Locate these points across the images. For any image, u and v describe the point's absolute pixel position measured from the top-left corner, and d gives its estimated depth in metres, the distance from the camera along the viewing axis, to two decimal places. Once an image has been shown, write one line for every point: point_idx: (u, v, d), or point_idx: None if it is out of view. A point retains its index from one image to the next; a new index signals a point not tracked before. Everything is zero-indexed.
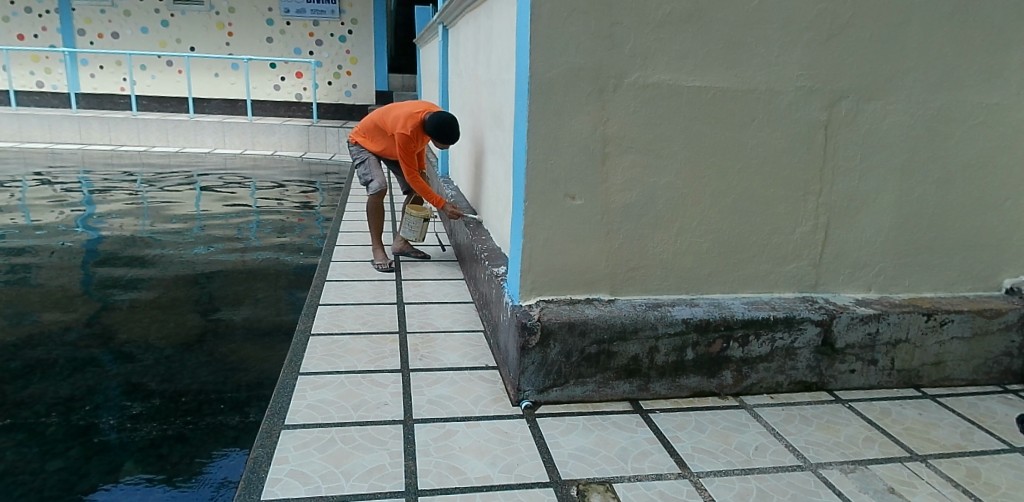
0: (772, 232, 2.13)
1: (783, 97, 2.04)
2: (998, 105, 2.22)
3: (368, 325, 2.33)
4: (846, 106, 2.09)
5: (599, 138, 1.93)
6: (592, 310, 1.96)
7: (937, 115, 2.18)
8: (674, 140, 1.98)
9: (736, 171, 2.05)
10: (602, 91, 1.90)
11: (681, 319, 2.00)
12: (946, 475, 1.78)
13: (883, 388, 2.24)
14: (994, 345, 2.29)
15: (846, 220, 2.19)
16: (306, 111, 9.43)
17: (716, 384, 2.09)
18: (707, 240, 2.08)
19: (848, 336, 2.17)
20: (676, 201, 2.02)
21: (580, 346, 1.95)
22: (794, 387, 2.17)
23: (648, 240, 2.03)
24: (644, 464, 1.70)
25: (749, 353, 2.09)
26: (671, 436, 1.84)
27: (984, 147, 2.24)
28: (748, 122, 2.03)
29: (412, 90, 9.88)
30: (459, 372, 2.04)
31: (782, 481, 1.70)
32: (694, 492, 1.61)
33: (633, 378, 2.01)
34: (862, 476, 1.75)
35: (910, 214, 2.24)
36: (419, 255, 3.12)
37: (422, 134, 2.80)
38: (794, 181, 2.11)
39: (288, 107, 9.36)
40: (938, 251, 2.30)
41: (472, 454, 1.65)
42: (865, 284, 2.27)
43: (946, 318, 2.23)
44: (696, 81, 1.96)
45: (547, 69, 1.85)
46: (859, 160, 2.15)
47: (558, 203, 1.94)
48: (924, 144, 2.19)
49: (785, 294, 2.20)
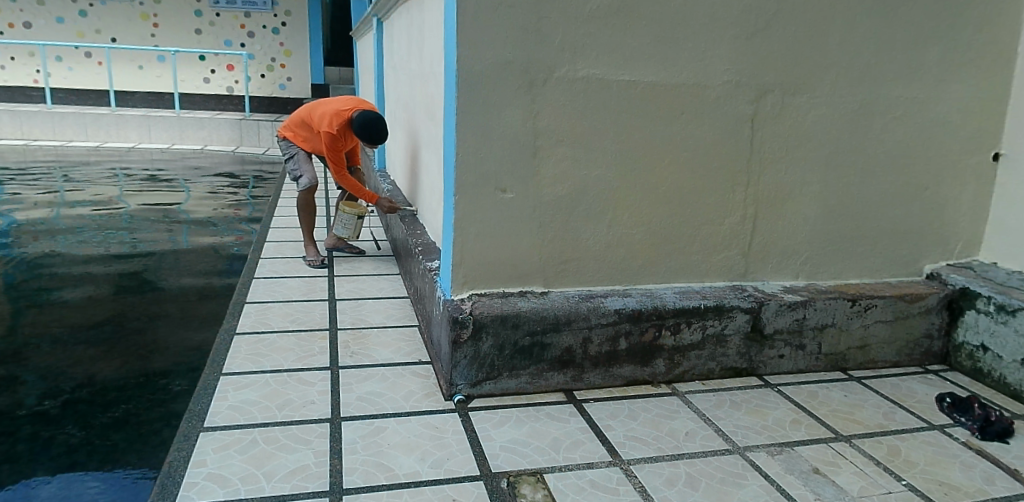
0: (703, 223, 2.18)
1: (711, 91, 2.08)
2: (916, 99, 2.31)
3: (298, 323, 2.29)
4: (771, 100, 2.15)
5: (530, 131, 1.94)
6: (525, 303, 1.98)
7: (860, 108, 2.26)
8: (605, 134, 2.01)
9: (666, 163, 2.09)
10: (531, 84, 1.91)
11: (615, 309, 2.03)
12: (868, 454, 1.85)
13: (811, 372, 2.33)
14: (915, 327, 2.40)
15: (772, 210, 2.25)
16: (239, 105, 9.20)
17: (649, 373, 2.13)
18: (639, 232, 2.12)
19: (777, 323, 2.24)
20: (608, 193, 2.05)
21: (512, 339, 1.96)
22: (725, 373, 2.23)
23: (582, 233, 2.05)
24: (575, 454, 1.72)
25: (681, 341, 2.14)
26: (603, 425, 1.87)
27: (904, 139, 2.33)
28: (677, 115, 2.07)
29: (351, 83, 9.77)
30: (390, 369, 2.03)
31: (711, 465, 1.74)
32: (625, 480, 1.64)
33: (567, 368, 2.04)
34: (788, 457, 1.81)
35: (835, 204, 2.32)
36: (354, 251, 3.09)
37: (349, 131, 2.77)
38: (722, 172, 2.16)
39: (219, 100, 9.10)
40: (862, 239, 2.39)
41: (401, 450, 1.64)
42: (792, 271, 2.35)
43: (869, 303, 2.32)
44: (626, 75, 1.99)
45: (475, 62, 1.85)
46: (785, 153, 2.21)
47: (489, 197, 1.94)
48: (848, 136, 2.27)
49: (716, 283, 2.26)
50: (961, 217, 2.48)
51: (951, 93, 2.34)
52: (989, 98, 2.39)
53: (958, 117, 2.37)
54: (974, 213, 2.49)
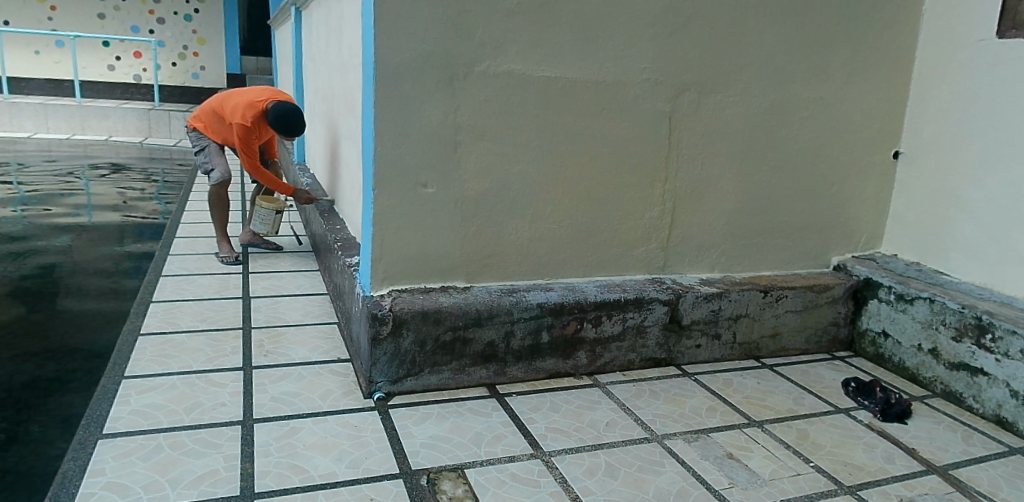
0: (624, 217, 2.23)
1: (630, 88, 2.12)
2: (823, 99, 2.42)
3: (208, 322, 2.21)
4: (688, 98, 2.21)
5: (450, 126, 1.93)
6: (447, 298, 1.97)
7: (771, 108, 2.35)
8: (527, 129, 2.02)
9: (587, 158, 2.12)
10: (452, 79, 1.90)
11: (536, 303, 2.05)
12: (779, 438, 1.94)
13: (726, 361, 2.41)
14: (823, 316, 2.52)
15: (689, 205, 2.32)
16: (147, 94, 8.78)
17: (571, 365, 2.16)
18: (560, 226, 2.14)
19: (694, 313, 2.30)
20: (530, 188, 2.06)
21: (434, 334, 1.95)
22: (644, 363, 2.28)
23: (504, 228, 2.06)
24: (496, 448, 1.73)
25: (602, 333, 2.17)
26: (526, 418, 1.89)
27: (812, 137, 2.44)
28: (597, 111, 2.10)
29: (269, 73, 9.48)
30: (307, 368, 1.98)
31: (629, 454, 1.78)
32: (545, 472, 1.66)
33: (489, 363, 2.04)
34: (704, 444, 1.87)
35: (748, 199, 2.41)
36: (271, 247, 3.01)
37: (263, 124, 2.69)
38: (641, 168, 2.20)
39: (125, 89, 8.65)
40: (774, 233, 2.49)
41: (318, 451, 1.61)
42: (709, 264, 2.42)
43: (781, 293, 2.42)
44: (546, 71, 2.00)
45: (393, 55, 1.82)
46: (701, 149, 2.28)
47: (409, 191, 1.92)
48: (760, 134, 2.36)
49: (636, 276, 2.30)
50: (865, 212, 2.62)
51: (855, 94, 2.47)
52: (890, 99, 2.53)
53: (862, 117, 2.50)
54: (877, 208, 2.63)
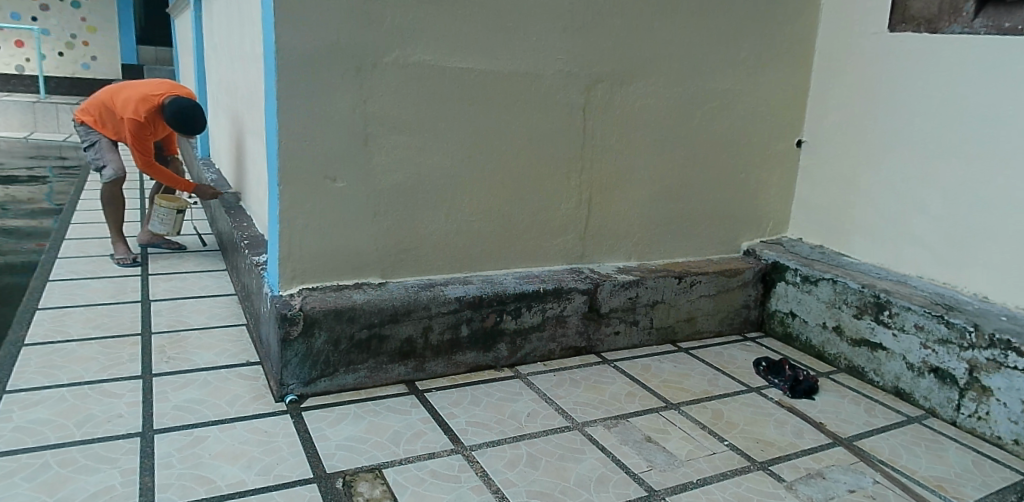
0: (541, 209, 2.23)
1: (543, 80, 2.13)
2: (730, 91, 2.50)
3: (102, 329, 2.09)
4: (601, 90, 2.24)
5: (359, 118, 1.88)
6: (361, 295, 1.93)
7: (682, 99, 2.40)
8: (441, 121, 1.99)
9: (503, 150, 2.11)
10: (360, 70, 1.85)
11: (454, 297, 2.03)
12: (695, 419, 1.99)
13: (644, 346, 2.46)
14: (734, 299, 2.61)
15: (605, 195, 2.35)
16: (32, 85, 8.20)
17: (492, 358, 2.15)
18: (477, 219, 2.13)
19: (612, 302, 2.34)
20: (446, 180, 2.04)
21: (348, 333, 1.90)
22: (565, 353, 2.30)
23: (419, 221, 2.03)
24: (416, 445, 1.71)
25: (522, 324, 2.17)
26: (445, 413, 1.87)
27: (720, 127, 2.52)
28: (511, 103, 2.09)
29: (169, 63, 9.02)
30: (213, 373, 1.90)
31: (550, 443, 1.79)
32: (466, 466, 1.65)
33: (408, 359, 2.01)
34: (622, 429, 1.90)
35: (662, 188, 2.46)
36: (173, 246, 2.88)
37: (157, 120, 2.56)
38: (557, 159, 2.22)
39: (7, 80, 8.06)
40: (686, 220, 2.56)
41: (225, 460, 1.55)
42: (625, 253, 2.46)
43: (694, 279, 2.50)
44: (458, 62, 1.98)
45: (297, 44, 1.76)
46: (615, 140, 2.31)
47: (317, 186, 1.86)
48: (672, 125, 2.41)
49: (555, 267, 2.32)
50: (772, 198, 2.73)
51: (760, 85, 2.56)
52: (792, 90, 2.64)
53: (767, 107, 2.60)
54: (782, 195, 2.75)
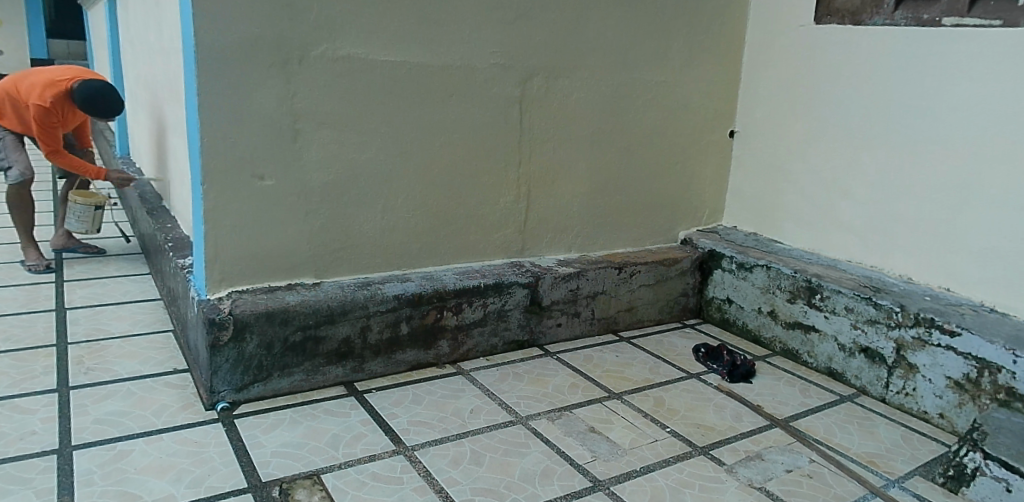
0: (480, 203, 2.21)
1: (478, 73, 2.10)
2: (664, 83, 2.53)
3: (12, 341, 1.97)
4: (537, 83, 2.23)
5: (287, 112, 1.82)
6: (294, 296, 1.87)
7: (617, 91, 2.42)
8: (373, 115, 1.95)
9: (439, 144, 2.08)
10: (286, 64, 1.79)
11: (392, 295, 1.99)
12: (637, 408, 2.01)
13: (587, 337, 2.47)
14: (673, 288, 2.65)
15: (543, 188, 2.34)
16: None
17: (433, 355, 2.12)
18: (414, 215, 2.09)
19: (553, 294, 2.33)
20: (381, 176, 2.00)
21: (282, 336, 1.85)
22: (508, 347, 2.28)
23: (354, 219, 1.98)
24: (356, 449, 1.67)
25: (463, 320, 2.15)
26: (386, 414, 1.84)
27: (655, 119, 2.55)
28: (446, 97, 2.06)
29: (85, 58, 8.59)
30: (137, 383, 1.81)
31: (494, 439, 1.78)
32: (408, 467, 1.62)
33: (346, 360, 1.96)
34: (566, 421, 1.91)
35: (600, 180, 2.47)
36: (91, 250, 2.74)
37: (63, 105, 2.48)
38: (494, 152, 2.20)
39: None
40: (624, 211, 2.58)
41: (152, 474, 1.48)
42: (565, 245, 2.47)
43: (634, 269, 2.52)
44: (390, 55, 1.94)
45: (217, 37, 1.69)
46: (553, 133, 2.31)
47: (244, 185, 1.79)
48: (608, 117, 2.43)
49: (495, 261, 2.30)
50: (706, 188, 2.78)
51: (693, 77, 2.60)
52: (724, 82, 2.69)
53: (700, 99, 2.64)
54: (717, 185, 2.80)
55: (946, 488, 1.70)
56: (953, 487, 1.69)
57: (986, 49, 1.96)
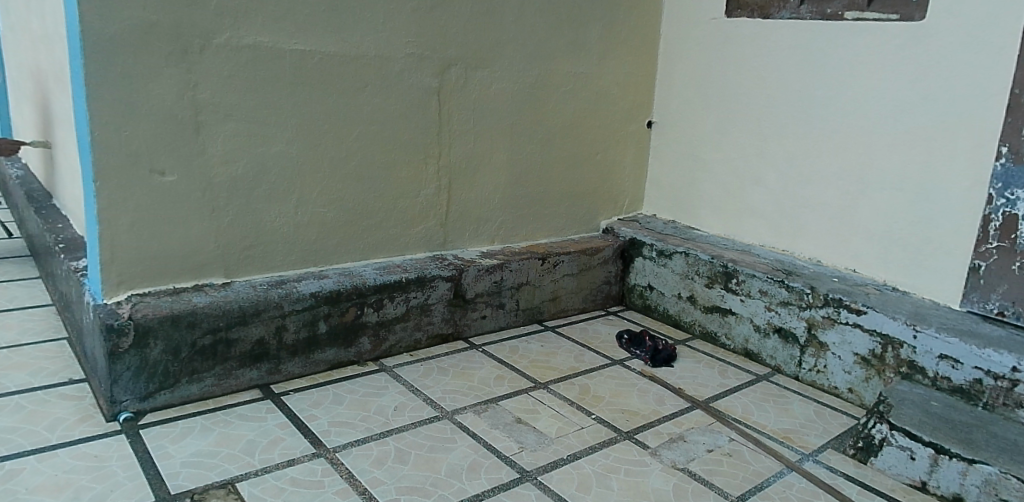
0: (398, 197, 2.17)
1: (393, 63, 2.06)
2: (582, 73, 2.55)
3: None
4: (454, 74, 2.20)
5: (188, 104, 1.72)
6: (202, 298, 1.78)
7: (536, 83, 2.42)
8: (284, 107, 1.87)
9: (354, 137, 2.02)
10: (186, 52, 1.70)
11: (309, 293, 1.93)
12: (563, 396, 2.02)
13: (511, 328, 2.46)
14: (595, 276, 2.68)
15: (464, 180, 2.32)
16: None
17: (354, 353, 2.07)
18: (330, 210, 2.03)
19: (477, 287, 2.32)
20: (293, 170, 1.92)
21: (190, 340, 1.76)
22: (432, 341, 2.25)
23: (265, 215, 1.90)
24: (273, 454, 1.60)
25: (384, 315, 2.10)
26: (306, 416, 1.78)
27: (574, 109, 2.56)
28: (360, 89, 2.00)
29: None
30: (27, 396, 1.69)
31: (419, 435, 1.75)
32: (330, 470, 1.57)
33: (261, 362, 1.89)
34: (493, 413, 1.90)
35: (521, 170, 2.47)
36: None
37: None
38: (412, 144, 2.16)
39: None
40: (546, 202, 2.59)
41: (46, 493, 1.38)
42: (488, 237, 2.45)
43: (557, 259, 2.53)
44: (301, 44, 1.87)
45: (107, 23, 1.58)
46: (472, 124, 2.29)
47: (143, 182, 1.69)
48: (527, 108, 2.42)
49: (417, 255, 2.26)
50: (626, 178, 2.82)
51: (610, 67, 2.62)
52: (641, 72, 2.73)
53: (617, 89, 2.67)
54: (636, 174, 2.85)
55: (856, 459, 1.78)
56: (862, 458, 1.77)
57: (883, 41, 2.06)
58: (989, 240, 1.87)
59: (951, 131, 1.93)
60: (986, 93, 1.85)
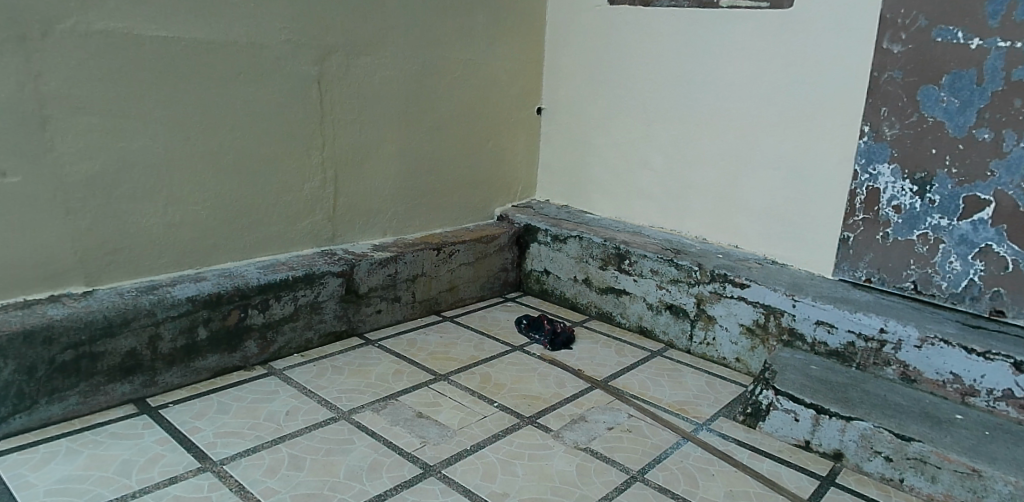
0: (280, 191, 2.05)
1: (269, 51, 1.94)
2: (469, 60, 2.51)
3: None
4: (335, 61, 2.11)
5: (31, 97, 1.56)
6: (59, 309, 1.62)
7: (423, 70, 2.36)
8: (146, 98, 1.73)
9: (228, 129, 1.90)
10: (24, 39, 1.53)
11: (184, 297, 1.79)
12: (464, 386, 2.00)
13: (408, 321, 2.41)
14: (492, 264, 2.67)
15: (352, 171, 2.23)
16: None
17: (240, 358, 1.95)
18: (205, 207, 1.90)
19: (370, 281, 2.24)
20: (160, 166, 1.78)
21: (47, 356, 1.60)
22: (325, 339, 2.16)
23: (131, 216, 1.76)
24: (152, 473, 1.49)
25: (271, 316, 1.99)
26: (189, 429, 1.66)
27: (463, 96, 2.53)
28: (233, 77, 1.88)
29: None
30: None
31: (315, 439, 1.67)
32: (218, 484, 1.48)
33: (134, 375, 1.74)
34: (392, 409, 1.84)
35: (411, 160, 2.41)
36: None
37: None
38: (294, 136, 2.05)
39: None
40: (438, 192, 2.54)
41: None
42: (379, 229, 2.38)
43: (452, 249, 2.50)
44: (162, 30, 1.73)
45: None
46: (357, 114, 2.20)
47: None
48: (415, 96, 2.36)
49: (304, 251, 2.16)
50: (518, 164, 2.82)
51: (498, 54, 2.60)
52: (529, 59, 2.73)
53: (506, 76, 2.65)
54: (528, 160, 2.85)
55: (746, 424, 1.86)
56: (751, 423, 1.86)
57: (756, 28, 2.15)
58: (856, 213, 2.01)
59: (820, 113, 2.04)
60: (850, 76, 1.97)
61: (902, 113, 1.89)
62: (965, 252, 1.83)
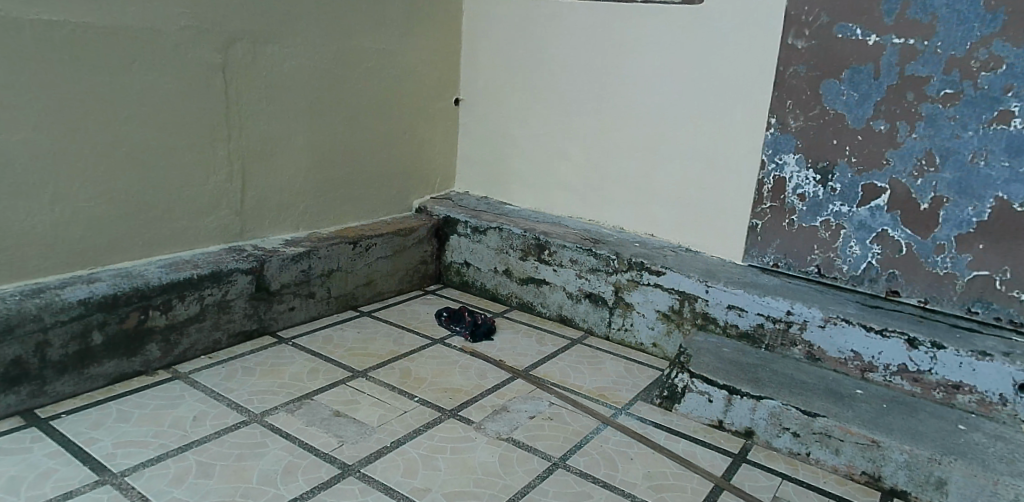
0: (181, 185, 1.95)
1: (167, 37, 1.83)
2: (384, 50, 2.45)
3: None
4: (241, 49, 2.01)
5: None
6: None
7: (335, 60, 2.29)
8: (27, 86, 1.60)
9: (122, 119, 1.78)
10: None
11: (76, 300, 1.67)
12: (383, 382, 1.95)
13: (324, 317, 2.33)
14: (410, 257, 2.62)
15: (260, 164, 2.14)
16: None
17: (140, 362, 1.83)
18: (98, 203, 1.77)
19: (282, 277, 2.16)
20: (44, 159, 1.65)
21: None
22: (234, 340, 2.07)
23: (11, 213, 1.62)
24: (43, 490, 1.39)
25: (175, 317, 1.89)
26: (84, 440, 1.55)
27: (378, 87, 2.47)
28: (127, 65, 1.76)
29: None
30: None
31: (225, 444, 1.60)
32: (118, 498, 1.39)
33: (20, 385, 1.61)
34: (308, 410, 1.78)
35: (324, 152, 2.33)
36: None
37: None
38: (196, 127, 1.94)
39: None
40: (353, 184, 2.48)
41: None
42: (291, 223, 2.30)
43: (368, 243, 2.44)
44: (45, 13, 1.60)
45: None
46: (265, 104, 2.11)
47: None
48: (327, 87, 2.29)
49: (210, 248, 2.06)
50: (436, 156, 2.78)
51: (414, 45, 2.55)
52: (446, 50, 2.69)
53: (422, 66, 2.61)
54: (446, 152, 2.82)
55: (663, 407, 1.91)
56: (668, 406, 1.90)
57: (668, 22, 2.19)
58: (764, 201, 2.08)
59: (729, 104, 2.10)
60: (757, 69, 2.03)
61: (805, 105, 1.97)
62: (864, 236, 1.93)
